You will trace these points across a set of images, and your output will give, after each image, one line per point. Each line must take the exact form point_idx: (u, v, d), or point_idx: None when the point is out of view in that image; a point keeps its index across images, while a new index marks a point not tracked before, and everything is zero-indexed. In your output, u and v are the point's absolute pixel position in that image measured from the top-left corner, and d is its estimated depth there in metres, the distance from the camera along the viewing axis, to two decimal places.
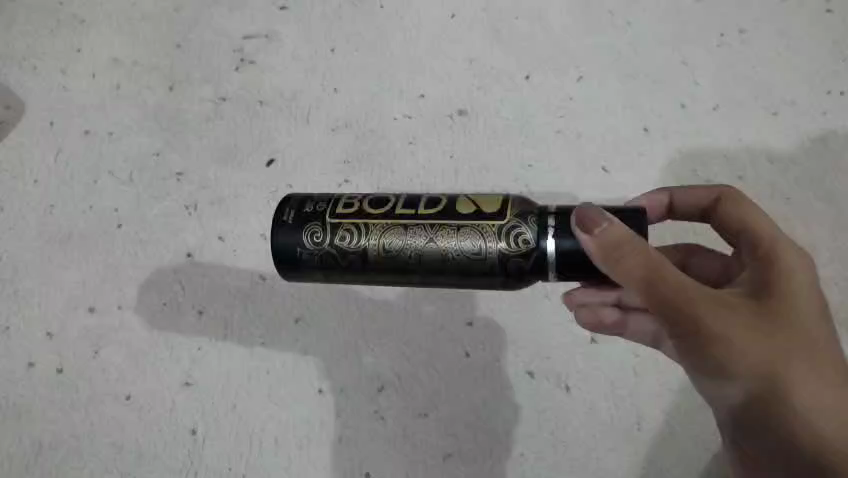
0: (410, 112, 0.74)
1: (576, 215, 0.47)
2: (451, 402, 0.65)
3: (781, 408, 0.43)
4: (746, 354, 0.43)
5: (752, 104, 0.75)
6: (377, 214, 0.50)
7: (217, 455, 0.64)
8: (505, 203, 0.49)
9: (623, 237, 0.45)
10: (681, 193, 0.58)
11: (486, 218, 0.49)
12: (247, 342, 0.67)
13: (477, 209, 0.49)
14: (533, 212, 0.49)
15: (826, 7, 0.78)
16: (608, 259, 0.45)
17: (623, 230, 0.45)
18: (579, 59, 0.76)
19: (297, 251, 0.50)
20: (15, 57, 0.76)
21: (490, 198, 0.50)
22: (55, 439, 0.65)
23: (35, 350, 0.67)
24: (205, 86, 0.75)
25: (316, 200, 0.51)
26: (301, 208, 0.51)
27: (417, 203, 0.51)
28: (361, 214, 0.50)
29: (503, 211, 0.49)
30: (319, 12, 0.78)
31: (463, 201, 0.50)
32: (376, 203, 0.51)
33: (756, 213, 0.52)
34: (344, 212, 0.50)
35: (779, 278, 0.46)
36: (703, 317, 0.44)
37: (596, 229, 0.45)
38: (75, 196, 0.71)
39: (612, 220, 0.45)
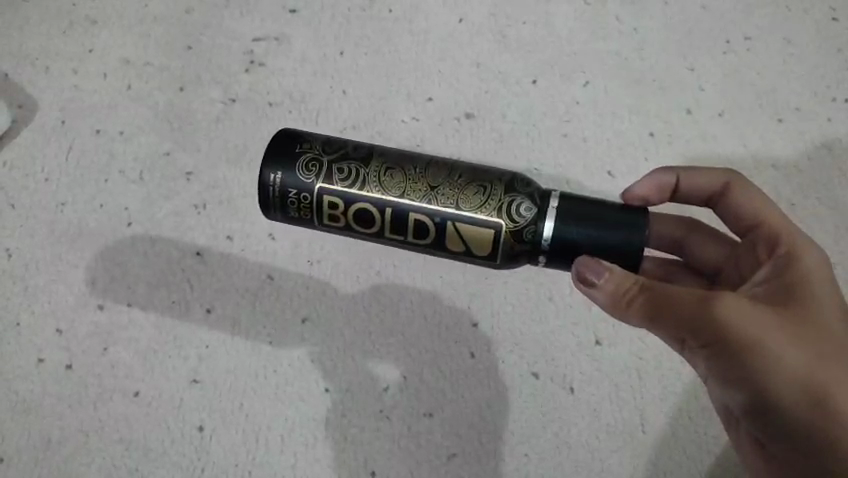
0: (418, 115, 0.75)
1: (576, 260, 0.50)
2: (456, 402, 0.66)
3: (824, 404, 0.45)
4: (780, 356, 0.45)
5: (757, 110, 0.75)
6: (370, 233, 0.54)
7: (224, 452, 0.65)
8: (493, 251, 0.52)
9: (626, 281, 0.48)
10: (688, 175, 0.58)
11: (476, 259, 0.53)
12: (254, 341, 0.67)
13: (467, 250, 0.53)
14: (524, 253, 0.52)
15: (831, 15, 0.78)
16: (619, 296, 0.48)
17: (625, 275, 0.48)
18: (586, 63, 0.77)
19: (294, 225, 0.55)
20: (28, 57, 0.77)
21: (477, 240, 0.52)
22: (63, 435, 0.65)
23: (45, 347, 0.67)
24: (215, 87, 0.76)
25: (296, 193, 0.52)
26: (283, 198, 0.52)
27: (406, 223, 0.52)
28: (352, 227, 0.54)
29: (491, 260, 0.53)
30: (328, 16, 0.79)
31: (453, 237, 0.52)
32: (363, 221, 0.53)
33: (763, 208, 0.55)
34: (334, 222, 0.54)
35: (798, 278, 0.49)
36: (735, 322, 0.45)
37: (601, 277, 0.48)
38: (86, 195, 0.72)
39: (613, 267, 0.48)
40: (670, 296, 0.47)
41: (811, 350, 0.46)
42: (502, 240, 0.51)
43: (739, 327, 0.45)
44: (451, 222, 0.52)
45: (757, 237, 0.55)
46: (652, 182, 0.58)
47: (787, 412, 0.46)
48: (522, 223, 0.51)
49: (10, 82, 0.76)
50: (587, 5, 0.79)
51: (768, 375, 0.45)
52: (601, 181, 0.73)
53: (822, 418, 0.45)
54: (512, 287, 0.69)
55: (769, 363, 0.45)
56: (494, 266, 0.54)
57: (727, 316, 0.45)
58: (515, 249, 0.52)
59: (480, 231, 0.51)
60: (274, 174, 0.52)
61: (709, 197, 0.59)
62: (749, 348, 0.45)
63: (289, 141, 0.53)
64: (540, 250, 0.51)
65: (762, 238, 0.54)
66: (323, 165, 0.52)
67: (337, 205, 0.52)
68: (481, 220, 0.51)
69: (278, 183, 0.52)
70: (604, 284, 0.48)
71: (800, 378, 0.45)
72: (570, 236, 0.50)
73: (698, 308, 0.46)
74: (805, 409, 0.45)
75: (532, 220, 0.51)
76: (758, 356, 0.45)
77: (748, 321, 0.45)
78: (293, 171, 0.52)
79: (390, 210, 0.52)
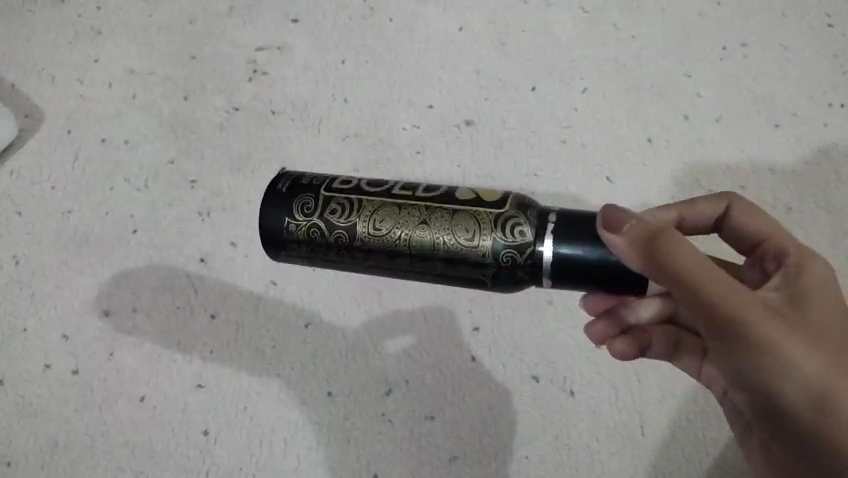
0: (418, 122, 0.76)
1: (602, 217, 0.47)
2: (458, 405, 0.66)
3: (824, 410, 0.45)
4: (790, 360, 0.44)
5: (754, 116, 0.76)
6: (373, 189, 0.52)
7: (227, 455, 0.65)
8: (504, 196, 0.51)
9: (648, 236, 0.44)
10: (689, 213, 0.57)
11: (483, 208, 0.50)
12: (258, 345, 0.68)
13: (475, 199, 0.51)
14: (533, 209, 0.50)
15: (826, 21, 0.79)
16: (638, 256, 0.45)
17: (647, 228, 0.45)
18: (584, 70, 0.78)
19: (286, 219, 0.51)
20: (36, 67, 0.78)
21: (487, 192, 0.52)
22: (70, 439, 0.66)
23: (52, 351, 0.68)
24: (218, 96, 0.77)
25: (310, 181, 0.53)
26: (301, 175, 0.53)
27: (413, 188, 0.52)
28: (356, 192, 0.52)
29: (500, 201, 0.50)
30: (330, 25, 0.80)
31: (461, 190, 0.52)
32: (374, 182, 0.53)
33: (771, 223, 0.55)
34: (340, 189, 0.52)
35: (811, 284, 0.48)
36: (757, 326, 0.44)
37: (625, 227, 0.45)
38: (92, 202, 0.73)
39: (639, 217, 0.46)
40: (697, 265, 0.43)
41: (829, 359, 0.44)
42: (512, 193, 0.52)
43: (759, 331, 0.44)
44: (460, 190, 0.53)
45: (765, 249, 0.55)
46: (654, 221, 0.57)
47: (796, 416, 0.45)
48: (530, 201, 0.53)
49: (18, 92, 0.77)
50: (585, 13, 0.80)
51: (780, 380, 0.44)
52: (600, 186, 0.73)
53: (829, 424, 0.45)
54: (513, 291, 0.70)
55: (779, 365, 0.44)
56: (502, 220, 0.49)
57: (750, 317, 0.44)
58: (524, 202, 0.51)
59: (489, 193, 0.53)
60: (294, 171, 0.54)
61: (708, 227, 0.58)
62: (771, 351, 0.44)
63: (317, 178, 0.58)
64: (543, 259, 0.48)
65: (770, 251, 0.54)
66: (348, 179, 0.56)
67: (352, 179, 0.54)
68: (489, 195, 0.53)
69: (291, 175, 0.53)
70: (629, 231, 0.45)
71: (816, 387, 0.44)
72: (568, 252, 0.48)
73: (722, 295, 0.43)
74: (816, 417, 0.45)
75: (539, 206, 0.51)
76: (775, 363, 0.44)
77: (769, 325, 0.44)
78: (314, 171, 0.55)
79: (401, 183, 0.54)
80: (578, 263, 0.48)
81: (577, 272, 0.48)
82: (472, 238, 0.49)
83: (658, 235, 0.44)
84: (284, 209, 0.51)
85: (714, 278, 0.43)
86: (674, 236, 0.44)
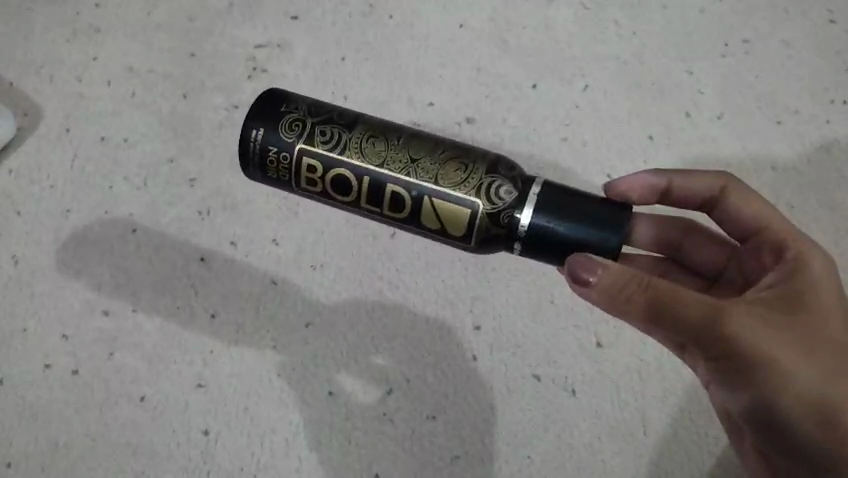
0: (419, 119, 0.76)
1: (570, 259, 0.47)
2: (459, 404, 0.66)
3: (825, 417, 0.46)
4: (785, 370, 0.45)
5: (756, 112, 0.76)
6: (343, 201, 0.53)
7: (228, 456, 0.65)
8: (469, 233, 0.51)
9: (621, 278, 0.46)
10: (678, 181, 0.59)
11: (452, 241, 0.52)
12: (258, 345, 0.68)
13: (441, 227, 0.51)
14: (500, 237, 0.51)
15: (829, 17, 0.79)
16: (615, 297, 0.46)
17: (619, 270, 0.46)
18: (586, 67, 0.78)
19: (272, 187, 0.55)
20: (34, 65, 0.78)
21: (454, 214, 0.50)
22: (70, 439, 0.66)
23: (51, 352, 0.68)
24: (218, 94, 0.77)
25: (275, 165, 0.52)
26: (262, 158, 0.52)
27: (380, 198, 0.52)
28: (329, 197, 0.53)
29: (465, 239, 0.51)
30: (330, 21, 0.80)
31: (426, 211, 0.51)
32: (340, 187, 0.52)
33: (771, 214, 0.56)
34: (311, 188, 0.53)
35: (807, 285, 0.49)
36: (745, 338, 0.45)
37: (595, 275, 0.46)
38: (91, 202, 0.73)
39: (608, 262, 0.46)
40: (677, 295, 0.45)
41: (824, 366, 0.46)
42: (479, 218, 0.50)
43: (753, 345, 0.45)
44: (427, 196, 0.51)
45: (760, 242, 0.56)
46: (645, 182, 0.58)
47: (789, 422, 0.46)
48: (501, 205, 0.50)
49: (17, 89, 0.77)
50: (586, 9, 0.80)
51: (778, 391, 0.46)
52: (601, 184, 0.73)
53: (830, 430, 0.46)
54: (514, 291, 0.70)
55: (775, 377, 0.45)
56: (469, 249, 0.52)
57: (737, 330, 0.45)
58: (491, 231, 0.50)
59: (456, 207, 0.50)
60: (254, 141, 0.52)
61: (703, 203, 0.59)
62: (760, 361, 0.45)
63: (275, 99, 0.53)
64: (513, 243, 0.51)
65: (768, 245, 0.55)
66: (306, 127, 0.52)
67: (314, 169, 0.52)
68: (459, 198, 0.50)
69: (255, 157, 0.52)
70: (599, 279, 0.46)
71: (809, 392, 0.46)
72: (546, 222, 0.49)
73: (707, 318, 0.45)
74: (810, 421, 0.46)
75: (506, 229, 0.50)
76: (767, 373, 0.45)
77: (757, 336, 0.45)
78: (272, 139, 0.52)
79: (366, 179, 0.51)
80: (553, 234, 0.49)
81: (551, 243, 0.49)
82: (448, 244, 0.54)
83: (630, 277, 0.46)
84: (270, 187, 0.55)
85: (692, 304, 0.45)
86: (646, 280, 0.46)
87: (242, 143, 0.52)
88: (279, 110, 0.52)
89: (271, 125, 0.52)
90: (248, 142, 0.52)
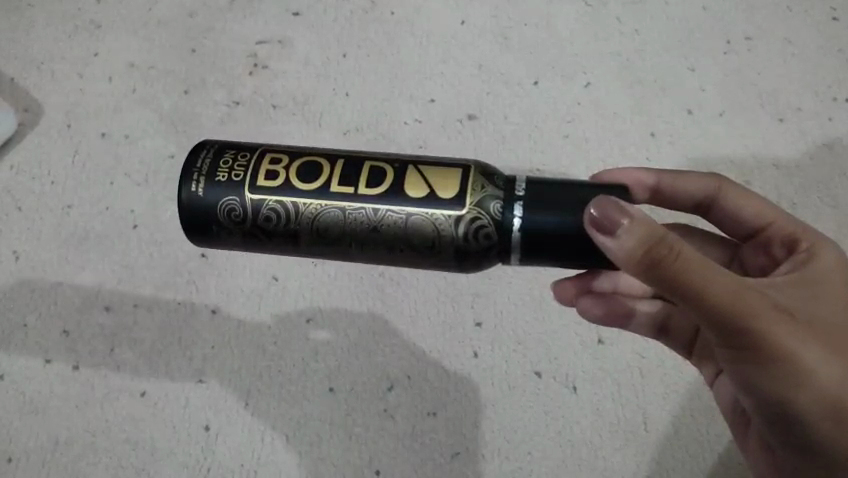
0: (420, 117, 0.75)
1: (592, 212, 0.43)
2: (460, 401, 0.66)
3: (836, 414, 0.46)
4: (805, 365, 0.45)
5: (759, 110, 0.76)
6: (310, 192, 0.48)
7: (229, 452, 0.65)
8: (462, 193, 0.47)
9: (658, 246, 0.40)
10: (667, 180, 0.57)
11: (441, 209, 0.47)
12: (259, 341, 0.68)
13: (430, 194, 0.47)
14: (494, 200, 0.46)
15: (832, 15, 0.79)
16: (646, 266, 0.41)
17: (656, 237, 0.40)
18: (587, 65, 0.77)
19: (210, 199, 0.47)
20: (35, 61, 0.78)
21: (442, 174, 0.47)
22: (71, 435, 0.66)
23: (52, 348, 0.68)
24: (219, 90, 0.77)
25: (227, 172, 0.48)
26: (216, 159, 0.48)
27: (357, 177, 0.48)
28: (289, 205, 0.48)
29: (459, 202, 0.46)
30: (331, 18, 0.80)
31: (412, 176, 0.48)
32: (308, 174, 0.48)
33: (775, 211, 0.55)
34: (268, 187, 0.48)
35: (814, 278, 0.49)
36: (772, 331, 0.44)
37: (622, 234, 0.41)
38: (92, 197, 0.73)
39: (638, 223, 0.41)
40: (712, 274, 0.41)
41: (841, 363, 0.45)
42: (470, 177, 0.47)
43: (778, 339, 0.44)
44: (411, 165, 0.48)
45: (769, 239, 0.55)
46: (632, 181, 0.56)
47: (803, 419, 0.46)
48: (490, 170, 0.48)
49: (18, 86, 0.77)
50: (588, 7, 0.80)
51: (795, 385, 0.45)
52: None
53: (839, 426, 0.46)
54: (515, 288, 0.70)
55: (794, 370, 0.45)
56: (459, 227, 0.46)
57: (763, 322, 0.43)
58: (486, 192, 0.47)
59: (443, 168, 0.48)
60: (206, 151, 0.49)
61: (699, 203, 0.58)
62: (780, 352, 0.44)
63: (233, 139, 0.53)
64: (509, 226, 0.46)
65: (777, 240, 0.54)
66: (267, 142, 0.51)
67: (279, 161, 0.49)
68: (445, 164, 0.48)
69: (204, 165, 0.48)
70: (623, 237, 0.41)
71: (825, 389, 0.45)
72: (541, 221, 0.46)
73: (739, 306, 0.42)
74: (822, 418, 0.46)
75: (502, 191, 0.47)
76: (788, 368, 0.44)
77: (783, 330, 0.44)
78: (226, 150, 0.49)
79: (341, 163, 0.48)
80: (553, 229, 0.45)
81: (548, 239, 0.45)
82: (433, 247, 0.47)
83: (669, 246, 0.40)
84: (209, 220, 0.48)
85: (720, 283, 0.42)
86: (684, 248, 0.41)
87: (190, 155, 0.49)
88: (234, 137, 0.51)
89: (225, 141, 0.50)
90: (199, 152, 0.49)
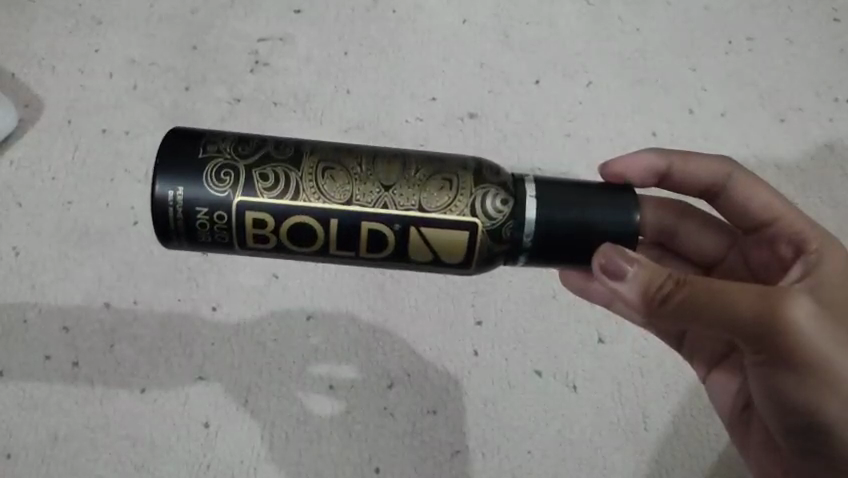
0: (421, 114, 0.75)
1: (598, 252, 0.47)
2: (459, 399, 0.66)
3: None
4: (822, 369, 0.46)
5: (760, 110, 0.76)
6: (312, 251, 0.49)
7: (229, 449, 0.65)
8: (468, 258, 0.48)
9: (653, 283, 0.46)
10: (677, 164, 0.58)
11: (446, 266, 0.49)
12: (259, 338, 0.68)
13: (434, 257, 0.48)
14: (500, 255, 0.49)
15: (833, 16, 0.80)
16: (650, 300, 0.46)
17: (650, 276, 0.46)
18: (588, 65, 0.77)
19: (201, 249, 0.49)
20: (35, 56, 0.77)
21: (445, 238, 0.47)
22: (69, 432, 0.65)
23: (50, 343, 0.67)
24: (220, 86, 0.76)
25: (207, 214, 0.47)
26: (191, 218, 0.47)
27: (355, 240, 0.48)
28: (285, 247, 0.49)
29: (466, 265, 0.49)
30: (333, 15, 0.80)
31: (414, 241, 0.48)
32: (303, 234, 0.48)
33: (781, 206, 0.55)
34: (263, 243, 0.49)
35: (829, 281, 0.49)
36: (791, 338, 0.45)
37: (625, 274, 0.46)
38: (92, 194, 0.72)
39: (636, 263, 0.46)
40: (719, 296, 0.44)
41: None
42: (476, 240, 0.47)
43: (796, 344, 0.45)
44: (412, 228, 0.47)
45: (775, 235, 0.55)
46: (640, 163, 0.57)
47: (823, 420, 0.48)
48: (497, 221, 0.47)
49: (18, 81, 0.76)
50: (589, 6, 0.80)
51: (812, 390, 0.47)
52: None
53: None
54: (515, 286, 0.70)
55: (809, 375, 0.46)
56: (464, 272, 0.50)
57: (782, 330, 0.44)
58: (491, 253, 0.48)
59: (446, 231, 0.47)
60: (176, 207, 0.46)
61: (704, 191, 0.58)
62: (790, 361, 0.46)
63: (189, 142, 0.48)
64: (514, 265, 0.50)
65: (784, 236, 0.54)
66: (238, 171, 0.47)
67: (265, 221, 0.47)
68: (447, 222, 0.47)
69: (180, 199, 0.46)
70: (629, 280, 0.46)
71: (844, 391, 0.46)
72: (554, 218, 0.47)
73: (751, 318, 0.44)
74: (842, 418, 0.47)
75: (507, 247, 0.48)
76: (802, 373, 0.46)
77: (803, 332, 0.45)
78: (199, 183, 0.46)
79: (334, 222, 0.47)
80: (556, 252, 0.48)
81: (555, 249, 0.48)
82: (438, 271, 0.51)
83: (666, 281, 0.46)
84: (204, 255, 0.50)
85: (726, 303, 0.44)
86: (682, 280, 0.45)
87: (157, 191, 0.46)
88: (198, 154, 0.47)
89: (194, 168, 0.47)
90: (169, 189, 0.46)
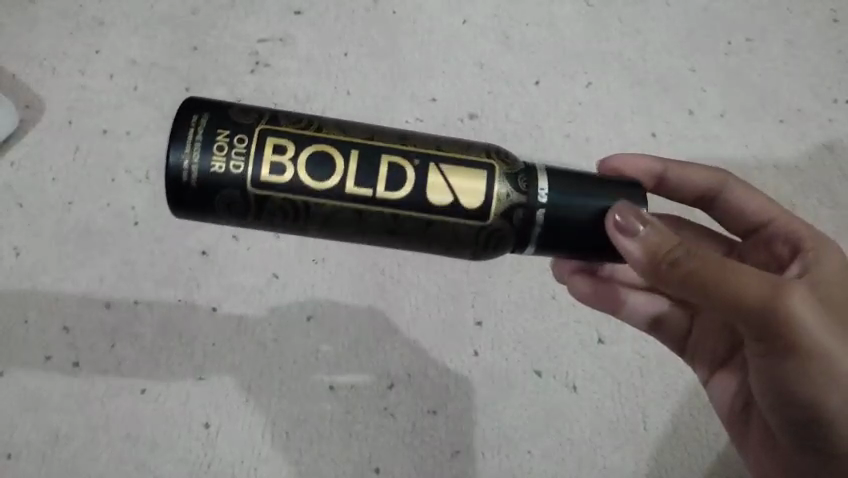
0: (421, 115, 0.75)
1: (611, 213, 0.46)
2: (459, 399, 0.66)
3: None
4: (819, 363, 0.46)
5: (759, 110, 0.76)
6: (325, 189, 0.46)
7: (230, 448, 0.65)
8: (487, 204, 0.46)
9: (664, 246, 0.45)
10: (674, 169, 0.58)
11: (465, 217, 0.46)
12: (259, 338, 0.68)
13: (454, 200, 0.46)
14: (520, 207, 0.47)
15: (833, 16, 0.80)
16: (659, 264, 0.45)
17: (659, 241, 0.45)
18: (588, 65, 0.78)
19: (207, 187, 0.45)
20: (36, 57, 0.77)
21: (466, 176, 0.46)
22: (70, 431, 0.65)
23: (51, 343, 0.68)
24: (220, 87, 0.77)
25: (227, 136, 0.45)
26: (210, 141, 0.45)
27: (375, 174, 0.46)
28: (297, 188, 0.46)
29: (486, 211, 0.46)
30: (333, 16, 0.80)
31: (435, 177, 0.46)
32: (320, 167, 0.46)
33: (777, 208, 0.56)
34: (276, 178, 0.45)
35: (827, 279, 0.49)
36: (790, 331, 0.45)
37: (636, 233, 0.45)
38: (92, 194, 0.72)
39: (647, 224, 0.45)
40: (728, 276, 0.44)
41: None
42: (496, 183, 0.47)
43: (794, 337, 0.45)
44: (433, 162, 0.46)
45: (772, 235, 0.56)
46: (637, 168, 0.57)
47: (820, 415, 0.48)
48: (515, 169, 0.48)
49: (18, 81, 0.76)
50: (589, 6, 0.80)
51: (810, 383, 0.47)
52: None
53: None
54: (515, 286, 0.70)
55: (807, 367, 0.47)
56: (482, 230, 0.47)
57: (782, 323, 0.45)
58: (511, 199, 0.47)
59: (467, 169, 0.47)
60: (195, 128, 0.45)
61: (702, 195, 0.59)
62: (790, 356, 0.46)
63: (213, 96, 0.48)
64: (534, 222, 0.47)
65: (781, 235, 0.55)
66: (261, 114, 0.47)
67: (285, 150, 0.46)
68: (469, 161, 0.47)
69: (200, 125, 0.45)
70: (640, 240, 0.45)
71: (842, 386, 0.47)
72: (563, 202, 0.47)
73: (754, 305, 0.44)
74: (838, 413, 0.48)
75: (526, 196, 0.47)
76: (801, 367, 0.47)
77: (803, 325, 0.45)
78: (224, 112, 0.46)
79: (355, 152, 0.46)
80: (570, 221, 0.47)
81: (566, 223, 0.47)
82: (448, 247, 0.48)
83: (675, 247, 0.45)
84: (205, 204, 0.45)
85: (734, 282, 0.44)
86: (692, 249, 0.45)
87: (179, 117, 0.45)
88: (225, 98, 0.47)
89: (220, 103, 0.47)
90: (193, 114, 0.45)
